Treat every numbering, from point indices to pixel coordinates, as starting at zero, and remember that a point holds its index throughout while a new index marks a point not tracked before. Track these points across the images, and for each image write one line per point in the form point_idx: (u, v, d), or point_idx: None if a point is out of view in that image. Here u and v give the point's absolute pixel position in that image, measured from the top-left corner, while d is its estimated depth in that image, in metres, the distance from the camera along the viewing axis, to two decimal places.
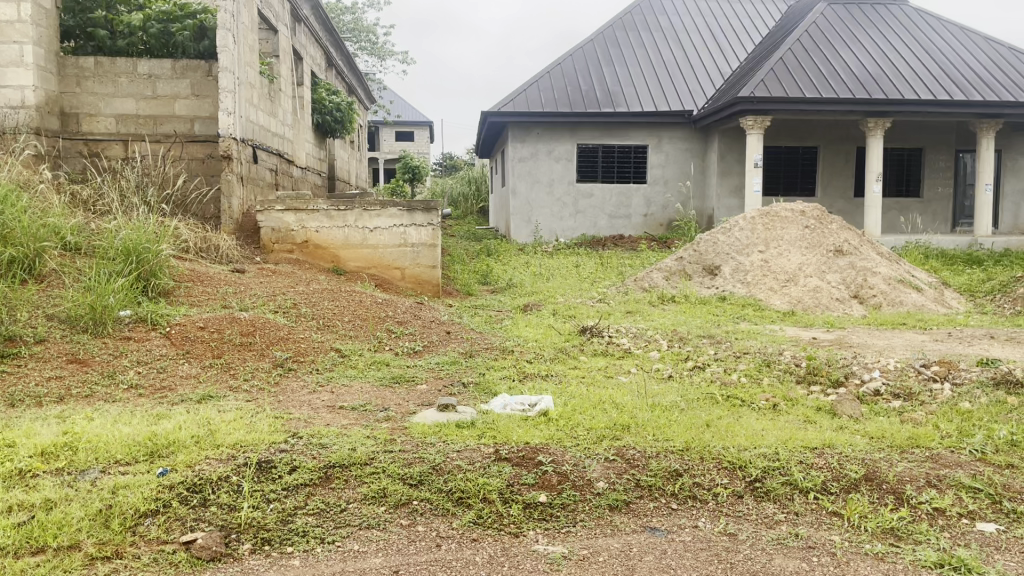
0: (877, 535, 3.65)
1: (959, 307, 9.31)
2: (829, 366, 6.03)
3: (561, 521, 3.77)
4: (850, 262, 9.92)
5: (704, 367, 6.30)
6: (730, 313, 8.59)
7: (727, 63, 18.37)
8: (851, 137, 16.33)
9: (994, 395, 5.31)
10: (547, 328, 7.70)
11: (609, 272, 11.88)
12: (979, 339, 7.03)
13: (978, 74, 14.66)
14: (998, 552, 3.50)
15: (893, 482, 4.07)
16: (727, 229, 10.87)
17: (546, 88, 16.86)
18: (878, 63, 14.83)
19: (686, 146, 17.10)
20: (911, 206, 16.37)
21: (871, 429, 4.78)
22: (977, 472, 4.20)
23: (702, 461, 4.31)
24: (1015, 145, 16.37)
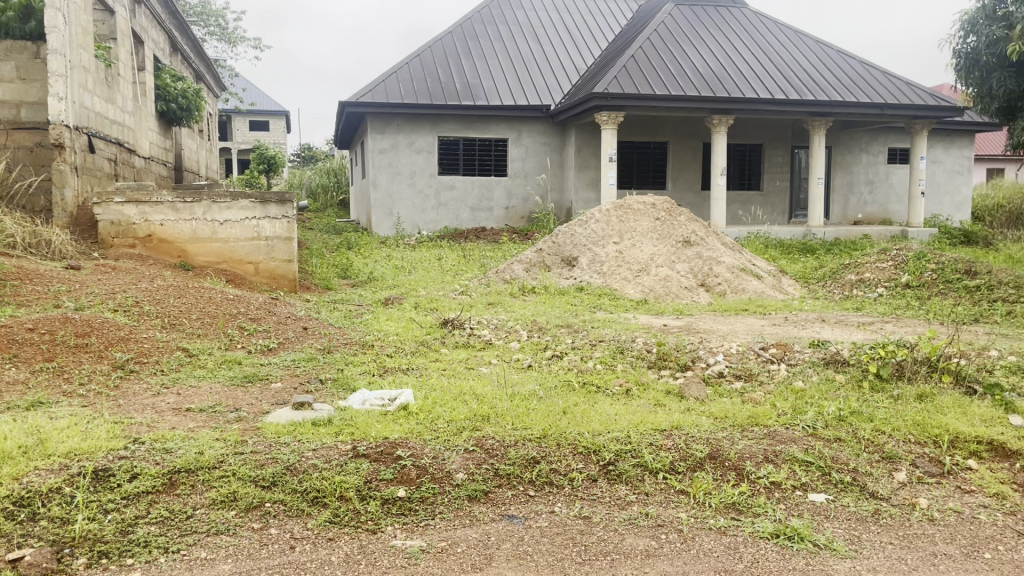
0: (720, 510, 3.85)
1: (795, 293, 9.98)
2: (678, 352, 6.31)
3: (420, 515, 3.75)
4: (698, 251, 10.40)
5: (561, 356, 6.43)
6: (587, 303, 8.83)
7: (582, 59, 18.84)
8: (699, 133, 17.13)
9: (824, 373, 5.72)
10: (407, 321, 7.64)
11: (470, 265, 11.91)
12: (812, 323, 7.56)
13: (811, 75, 15.72)
14: (827, 520, 3.78)
15: (735, 459, 4.31)
16: (584, 221, 11.13)
17: (405, 80, 16.70)
18: (722, 64, 15.60)
19: (545, 140, 17.38)
20: (752, 198, 17.41)
21: (715, 409, 5.04)
22: (809, 446, 4.51)
23: (559, 447, 4.41)
24: (843, 142, 17.69)
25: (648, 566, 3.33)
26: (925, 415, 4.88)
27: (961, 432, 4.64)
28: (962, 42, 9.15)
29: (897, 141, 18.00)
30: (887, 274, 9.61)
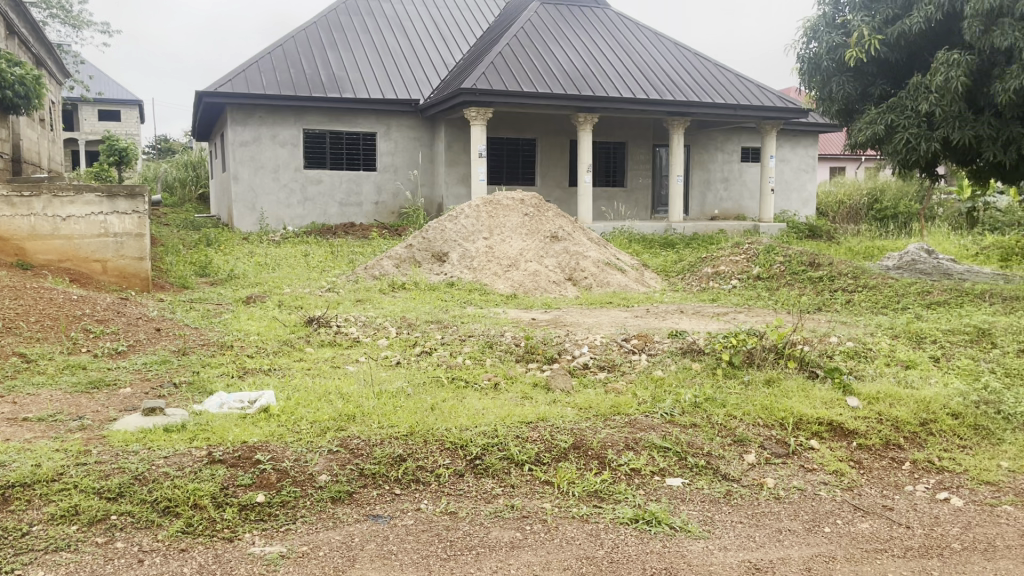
0: (583, 499, 3.94)
1: (656, 286, 10.35)
2: (545, 345, 6.40)
3: (280, 519, 3.64)
4: (565, 246, 10.59)
5: (430, 352, 6.40)
6: (457, 298, 8.82)
7: (450, 54, 18.82)
8: (566, 130, 17.47)
9: (681, 362, 5.97)
10: (270, 320, 7.39)
11: (338, 261, 11.65)
12: (671, 314, 7.86)
13: (670, 76, 16.34)
14: (683, 503, 3.94)
15: (597, 448, 4.41)
16: (453, 217, 11.10)
17: (268, 70, 16.16)
18: (587, 63, 15.97)
19: (414, 135, 17.24)
20: (617, 194, 17.94)
21: (579, 400, 5.15)
22: (666, 433, 4.67)
23: (426, 444, 4.37)
24: (699, 142, 18.58)
25: (513, 558, 3.36)
26: (772, 400, 5.17)
27: (803, 414, 4.93)
28: (806, 48, 9.73)
29: (749, 140, 18.98)
30: (740, 267, 10.13)
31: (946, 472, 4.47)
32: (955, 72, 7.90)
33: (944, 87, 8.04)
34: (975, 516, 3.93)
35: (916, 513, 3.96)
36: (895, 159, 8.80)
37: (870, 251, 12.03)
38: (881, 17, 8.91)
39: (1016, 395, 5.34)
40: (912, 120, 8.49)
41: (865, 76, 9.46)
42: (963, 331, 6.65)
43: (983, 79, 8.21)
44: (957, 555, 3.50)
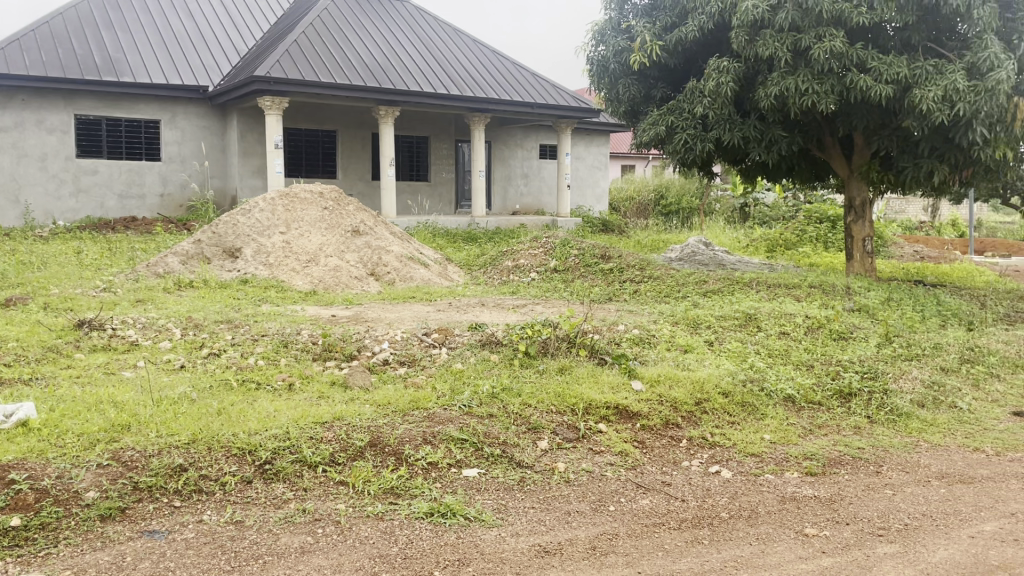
0: (379, 496, 3.88)
1: (459, 280, 10.45)
2: (343, 341, 6.25)
3: (38, 544, 3.29)
4: (366, 241, 10.43)
5: (219, 354, 6.05)
6: (251, 296, 8.43)
7: (242, 40, 17.92)
8: (367, 123, 17.20)
9: (480, 354, 6.04)
10: (33, 325, 6.67)
11: (117, 258, 10.75)
12: (473, 307, 7.97)
13: (469, 72, 16.55)
14: (479, 493, 3.99)
15: (394, 444, 4.35)
16: (246, 210, 10.55)
17: (31, 49, 14.63)
18: (386, 56, 15.80)
19: (203, 124, 16.26)
20: (420, 189, 17.93)
21: (377, 397, 5.07)
22: (464, 425, 4.69)
23: (210, 452, 4.13)
24: (499, 138, 18.99)
25: (302, 563, 3.24)
26: (564, 387, 5.35)
27: (592, 399, 5.16)
28: (594, 50, 10.18)
29: (546, 138, 19.60)
30: (538, 260, 10.47)
31: (717, 447, 4.85)
32: (725, 78, 8.56)
33: (716, 91, 8.68)
34: (741, 486, 4.29)
35: (690, 487, 4.26)
36: (675, 158, 9.40)
37: (656, 244, 12.85)
38: (661, 24, 9.50)
39: (777, 372, 5.92)
40: (689, 121, 9.10)
41: (648, 79, 10.04)
42: (734, 316, 7.26)
43: (748, 85, 8.97)
44: (725, 523, 3.81)
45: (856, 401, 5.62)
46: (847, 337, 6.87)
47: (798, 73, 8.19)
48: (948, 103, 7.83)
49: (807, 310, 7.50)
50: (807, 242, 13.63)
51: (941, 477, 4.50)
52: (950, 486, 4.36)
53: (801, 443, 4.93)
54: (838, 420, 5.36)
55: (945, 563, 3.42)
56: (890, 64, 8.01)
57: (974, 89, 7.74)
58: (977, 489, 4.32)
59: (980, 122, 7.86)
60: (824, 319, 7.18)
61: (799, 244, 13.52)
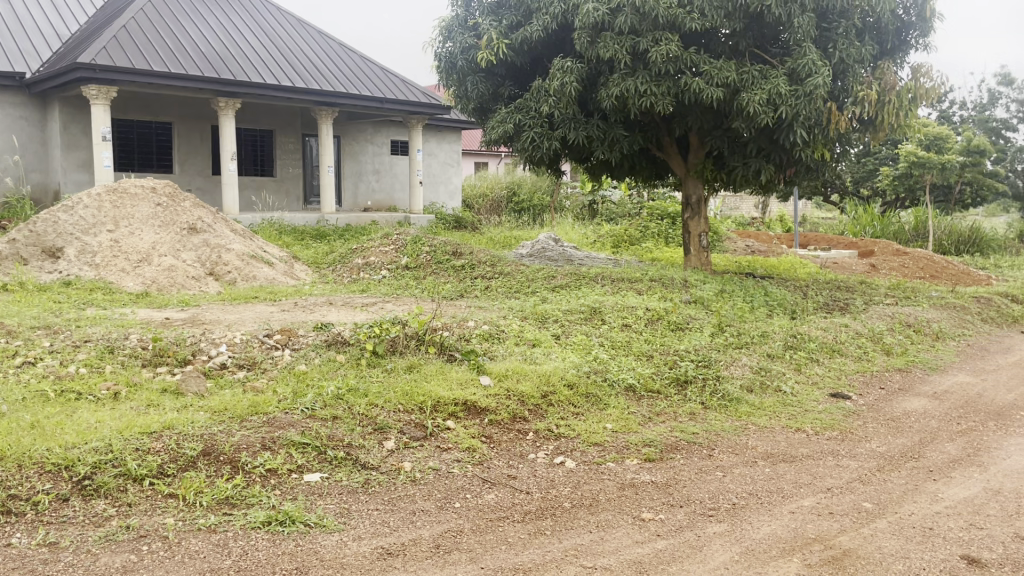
0: (212, 508, 3.69)
1: (306, 278, 10.16)
2: (176, 345, 5.91)
3: None
4: (205, 239, 9.93)
5: (35, 363, 5.57)
6: (74, 299, 7.82)
7: (65, 23, 16.63)
8: (206, 116, 16.41)
9: (325, 354, 5.89)
10: None
11: None
12: (319, 306, 7.76)
13: (316, 65, 16.11)
14: (320, 498, 3.88)
15: (230, 452, 4.16)
16: (69, 207, 9.78)
17: None
18: (226, 45, 15.13)
19: (20, 113, 14.97)
20: (265, 184, 17.33)
21: (213, 403, 4.83)
22: (306, 428, 4.55)
23: (21, 470, 3.80)
24: (350, 133, 18.59)
25: None
26: (412, 385, 5.30)
27: (441, 396, 5.13)
28: (441, 46, 10.16)
29: (398, 134, 19.34)
30: (389, 257, 10.35)
31: (562, 438, 4.95)
32: (569, 78, 8.75)
33: (561, 90, 8.86)
34: (583, 475, 4.40)
35: (536, 479, 4.33)
36: (523, 155, 9.55)
37: (508, 240, 13.01)
38: (506, 23, 9.60)
39: (619, 364, 6.12)
40: (536, 120, 9.25)
41: (495, 77, 10.13)
42: (579, 310, 7.45)
43: (591, 85, 9.23)
44: (567, 513, 3.89)
45: (691, 388, 5.90)
46: (684, 328, 7.22)
47: (637, 74, 8.50)
48: (772, 106, 8.37)
49: (648, 302, 7.81)
50: (650, 238, 14.23)
51: (767, 457, 4.80)
52: (774, 465, 4.66)
53: (640, 431, 5.12)
54: (676, 407, 5.61)
55: (768, 538, 3.64)
56: (720, 68, 8.46)
57: (795, 93, 8.31)
58: (798, 467, 4.65)
59: (800, 125, 8.45)
60: (663, 311, 7.49)
61: (643, 240, 14.09)
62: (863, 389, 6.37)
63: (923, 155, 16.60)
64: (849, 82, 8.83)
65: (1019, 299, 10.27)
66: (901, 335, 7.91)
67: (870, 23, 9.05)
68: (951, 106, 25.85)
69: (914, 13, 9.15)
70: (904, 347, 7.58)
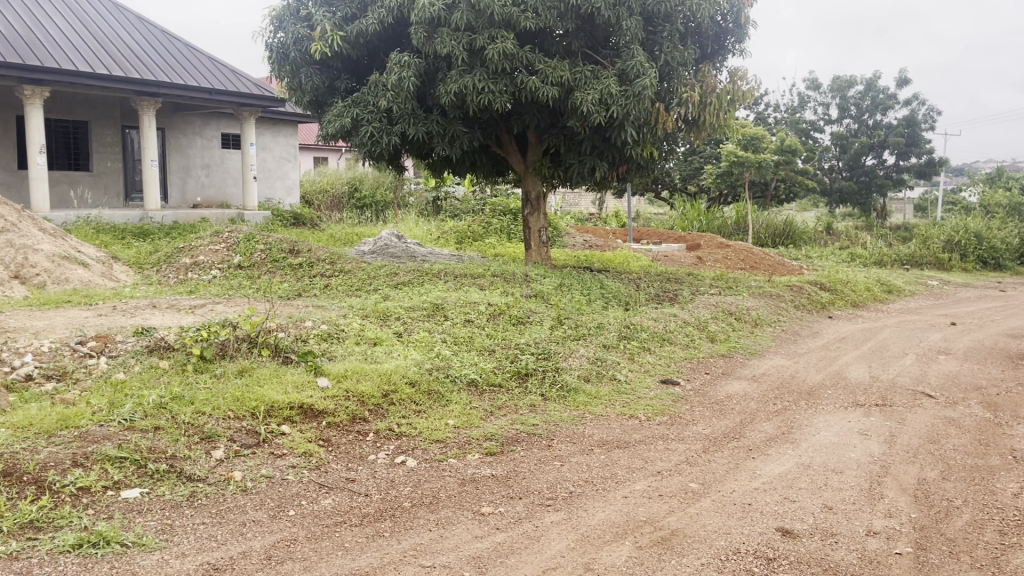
0: (14, 534, 3.36)
1: (127, 280, 9.50)
2: None
3: None
4: (8, 239, 9.06)
5: None
6: None
7: None
8: (10, 104, 15.00)
9: (147, 361, 5.52)
10: None
11: None
12: (142, 310, 7.27)
13: (135, 52, 15.09)
14: (139, 515, 3.63)
15: (35, 471, 3.81)
16: None
17: None
18: (31, 28, 13.88)
19: None
20: (80, 179, 16.08)
21: (17, 419, 4.40)
22: (124, 441, 4.24)
23: None
24: (175, 125, 17.57)
25: None
26: (243, 390, 5.05)
27: (275, 400, 4.93)
28: (272, 36, 9.80)
29: (229, 127, 18.54)
30: (220, 256, 9.87)
31: (403, 437, 4.89)
32: (406, 72, 8.66)
33: (398, 85, 8.77)
34: (424, 473, 4.37)
35: (375, 480, 4.25)
36: (362, 150, 9.38)
37: (349, 237, 12.75)
38: (340, 14, 9.39)
39: (461, 359, 6.13)
40: (374, 114, 9.11)
41: (331, 70, 9.88)
42: (421, 306, 7.40)
43: (429, 82, 9.20)
44: (406, 512, 3.84)
45: (531, 380, 6.01)
46: (525, 322, 7.34)
47: (474, 72, 8.54)
48: (604, 105, 8.67)
49: (490, 297, 7.89)
50: (493, 233, 14.39)
51: (603, 444, 4.96)
52: (609, 452, 4.82)
53: (481, 426, 5.15)
54: (516, 400, 5.69)
55: (602, 523, 3.75)
56: (555, 67, 8.66)
57: (624, 93, 8.64)
58: (630, 453, 4.83)
59: (630, 124, 8.80)
60: (504, 306, 7.59)
61: (485, 236, 14.22)
62: (690, 375, 6.74)
63: (742, 154, 17.76)
64: (674, 84, 9.28)
65: (826, 286, 11.21)
66: (724, 323, 8.42)
67: (692, 28, 9.52)
68: (766, 108, 27.81)
69: (731, 20, 9.72)
70: (727, 334, 8.08)
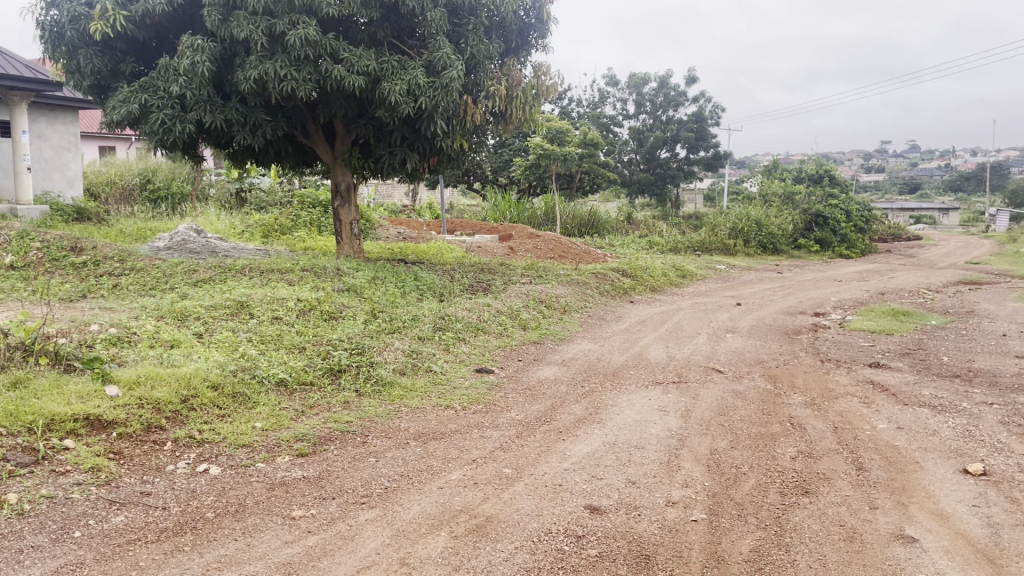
0: None
1: None
2: None
3: None
4: None
5: None
6: None
7: None
8: None
9: None
10: None
11: None
12: None
13: None
14: None
15: None
16: None
17: None
18: None
19: None
20: None
21: None
22: None
23: None
24: None
25: None
26: (16, 403, 4.54)
27: (55, 413, 4.47)
28: (43, 13, 8.87)
29: None
30: None
31: (205, 444, 4.61)
32: (200, 57, 8.15)
33: (192, 70, 8.23)
34: (229, 481, 4.14)
35: (173, 492, 3.97)
36: (152, 139, 8.73)
37: (142, 233, 11.83)
38: None
39: (269, 359, 5.86)
40: (165, 101, 8.50)
41: (114, 52, 9.11)
42: (223, 305, 7.01)
43: (226, 67, 8.71)
44: (209, 524, 3.63)
45: (344, 377, 5.87)
46: (337, 317, 7.16)
47: (275, 58, 8.18)
48: (411, 96, 8.60)
49: (299, 293, 7.61)
50: (301, 227, 13.94)
51: (418, 437, 4.94)
52: (424, 444, 4.80)
53: (292, 426, 4.96)
54: (328, 398, 5.54)
55: (418, 516, 3.73)
56: (361, 56, 8.48)
57: (432, 85, 8.62)
58: (446, 443, 4.84)
59: (439, 116, 8.80)
60: (315, 301, 7.36)
61: (294, 229, 13.75)
62: (504, 363, 6.87)
63: (549, 147, 18.28)
64: (480, 77, 9.38)
65: (628, 273, 11.83)
66: (535, 310, 8.66)
67: (496, 21, 9.67)
68: (570, 103, 28.87)
69: (533, 16, 9.97)
70: (538, 322, 8.32)
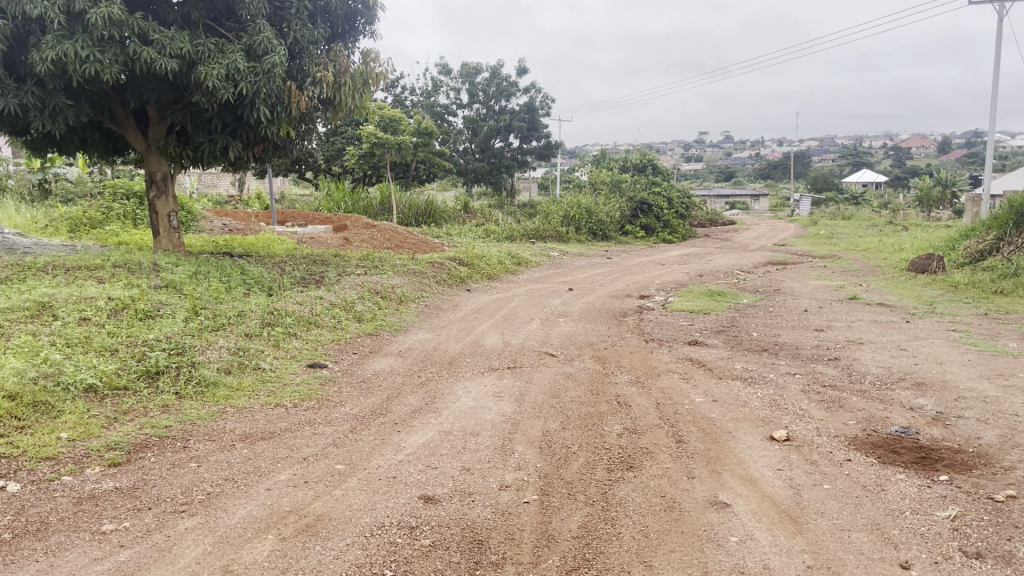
0: None
1: None
2: None
3: None
4: None
5: None
6: None
7: None
8: None
9: None
10: None
11: None
12: None
13: None
14: None
15: None
16: None
17: None
18: None
19: None
20: None
21: None
22: None
23: None
24: None
25: None
26: None
27: None
28: None
29: None
30: None
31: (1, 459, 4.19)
32: None
33: None
34: (29, 498, 3.79)
35: None
36: None
37: None
38: None
39: (75, 363, 5.41)
40: None
41: None
42: (22, 306, 6.41)
43: (19, 46, 7.93)
44: (6, 546, 3.30)
45: (163, 379, 5.53)
46: (154, 316, 6.72)
47: (75, 38, 7.54)
48: (231, 81, 8.20)
49: (110, 291, 7.08)
50: (114, 220, 13.00)
51: (245, 438, 4.74)
52: (251, 445, 4.61)
53: (103, 435, 4.61)
54: (145, 402, 5.20)
55: (242, 521, 3.58)
56: (173, 37, 7.98)
57: (252, 70, 8.26)
58: (275, 443, 4.67)
59: (262, 102, 8.46)
60: (129, 300, 6.88)
61: (106, 223, 12.80)
62: (337, 357, 6.71)
63: (382, 135, 18.01)
64: (305, 63, 9.09)
65: (464, 262, 11.90)
66: (370, 302, 8.53)
67: (320, 6, 9.39)
68: (402, 92, 28.53)
69: (360, 2, 9.77)
70: (373, 313, 8.19)
